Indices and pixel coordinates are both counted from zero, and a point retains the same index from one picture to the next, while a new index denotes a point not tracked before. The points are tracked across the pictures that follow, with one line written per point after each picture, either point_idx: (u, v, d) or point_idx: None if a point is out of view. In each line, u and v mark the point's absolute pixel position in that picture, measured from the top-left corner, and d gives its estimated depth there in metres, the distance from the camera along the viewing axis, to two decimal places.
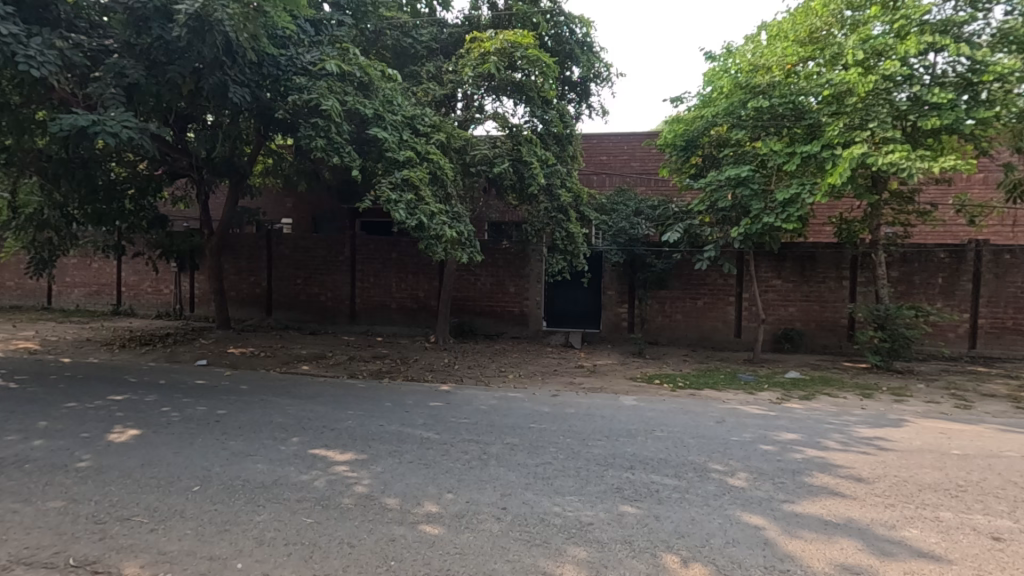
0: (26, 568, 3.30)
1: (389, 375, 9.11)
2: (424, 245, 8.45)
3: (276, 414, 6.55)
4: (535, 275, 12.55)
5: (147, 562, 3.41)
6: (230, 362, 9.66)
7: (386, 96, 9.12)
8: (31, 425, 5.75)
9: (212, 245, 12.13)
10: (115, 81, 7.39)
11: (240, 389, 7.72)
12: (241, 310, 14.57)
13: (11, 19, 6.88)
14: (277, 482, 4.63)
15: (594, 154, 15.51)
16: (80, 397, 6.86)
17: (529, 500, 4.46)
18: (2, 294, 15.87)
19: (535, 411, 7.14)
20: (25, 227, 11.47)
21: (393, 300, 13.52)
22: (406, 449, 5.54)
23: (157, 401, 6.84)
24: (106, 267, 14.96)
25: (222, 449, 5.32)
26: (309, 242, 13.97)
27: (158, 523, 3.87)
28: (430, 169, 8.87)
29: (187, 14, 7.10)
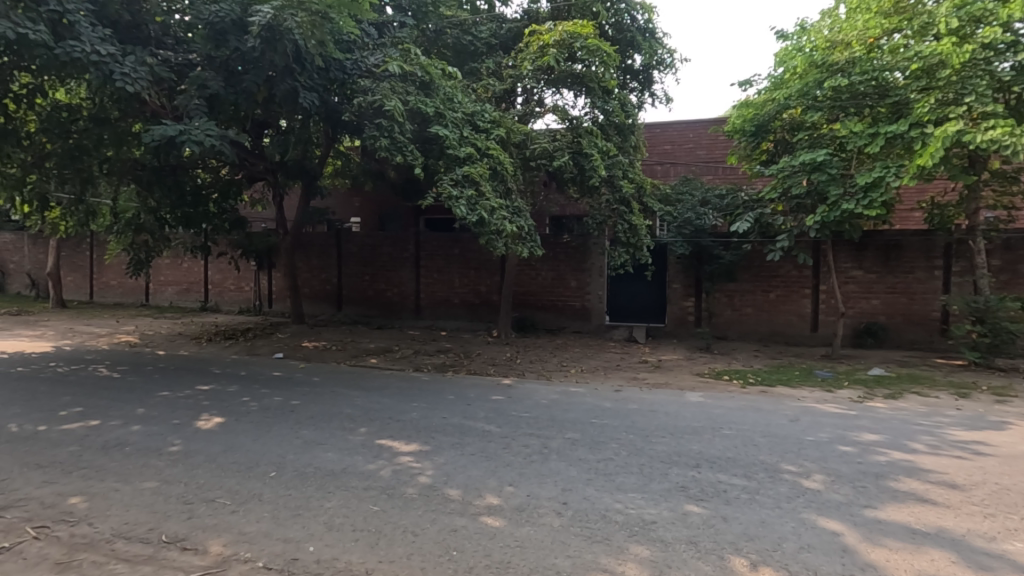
0: (126, 543, 3.61)
1: (452, 369, 9.26)
2: (485, 240, 8.55)
3: (345, 405, 6.82)
4: (597, 269, 12.40)
5: (229, 541, 3.65)
6: (304, 355, 10.15)
7: (447, 94, 9.25)
8: (130, 411, 6.29)
9: (287, 245, 12.75)
10: (199, 93, 7.92)
11: (313, 381, 8.10)
12: (314, 306, 15.26)
13: (109, 41, 7.51)
14: (346, 470, 4.83)
15: (657, 143, 15.09)
16: (172, 387, 7.45)
17: (591, 496, 4.41)
18: (107, 292, 17.45)
19: (596, 406, 7.05)
20: (125, 231, 12.57)
21: (456, 296, 13.74)
22: (468, 441, 5.63)
23: (238, 392, 7.30)
24: (194, 267, 16.11)
25: (295, 437, 5.61)
26: (376, 240, 14.47)
27: (239, 506, 4.13)
28: (491, 164, 8.93)
29: (261, 25, 7.49)
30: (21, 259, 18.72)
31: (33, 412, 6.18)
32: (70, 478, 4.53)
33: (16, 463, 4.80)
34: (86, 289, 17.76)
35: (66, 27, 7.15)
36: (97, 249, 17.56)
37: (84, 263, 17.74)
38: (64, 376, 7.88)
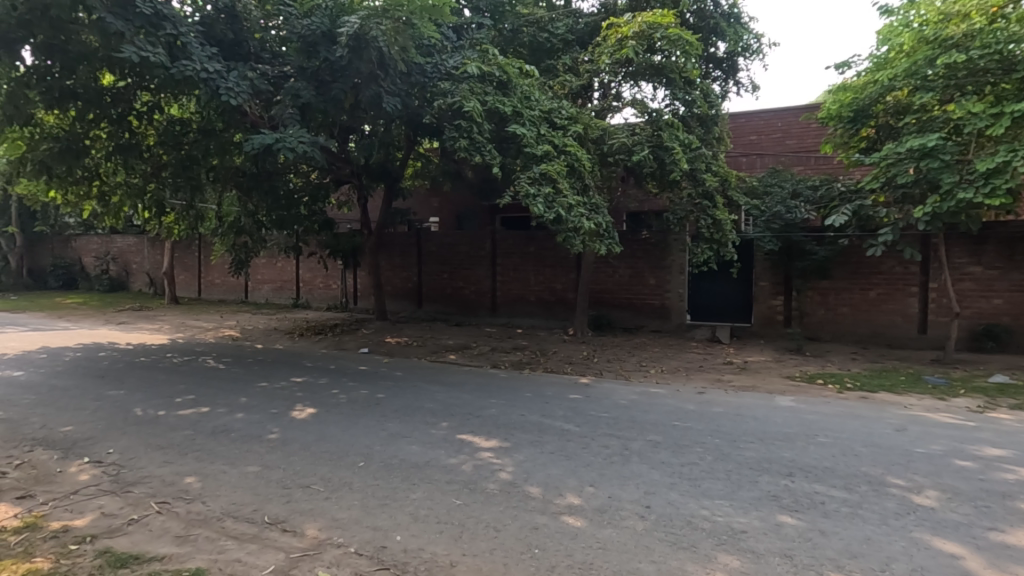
0: (234, 521, 3.91)
1: (529, 366, 9.30)
2: (562, 237, 8.52)
3: (427, 400, 7.03)
4: (677, 266, 12.02)
5: (324, 526, 3.85)
6: (387, 350, 10.57)
7: (524, 92, 9.28)
8: (234, 400, 6.81)
9: (371, 244, 13.31)
10: (292, 103, 8.42)
11: (395, 375, 8.42)
12: (395, 303, 15.84)
13: (215, 59, 8.14)
14: (429, 463, 4.97)
15: (742, 134, 14.37)
16: (270, 378, 8.00)
17: (675, 501, 4.27)
18: (213, 290, 19.02)
19: (678, 408, 6.83)
20: (228, 233, 13.64)
21: (532, 293, 13.78)
22: (547, 440, 5.63)
23: (329, 384, 7.72)
24: (287, 266, 17.21)
25: (381, 429, 5.84)
26: (454, 239, 14.81)
27: (332, 492, 4.36)
28: (568, 161, 8.88)
29: (348, 35, 7.87)
30: (141, 260, 20.81)
31: (153, 398, 6.84)
32: (185, 459, 4.97)
33: (141, 443, 5.33)
34: (195, 287, 19.47)
35: (180, 48, 7.82)
36: (204, 250, 19.20)
37: (193, 263, 19.44)
38: (179, 366, 8.66)
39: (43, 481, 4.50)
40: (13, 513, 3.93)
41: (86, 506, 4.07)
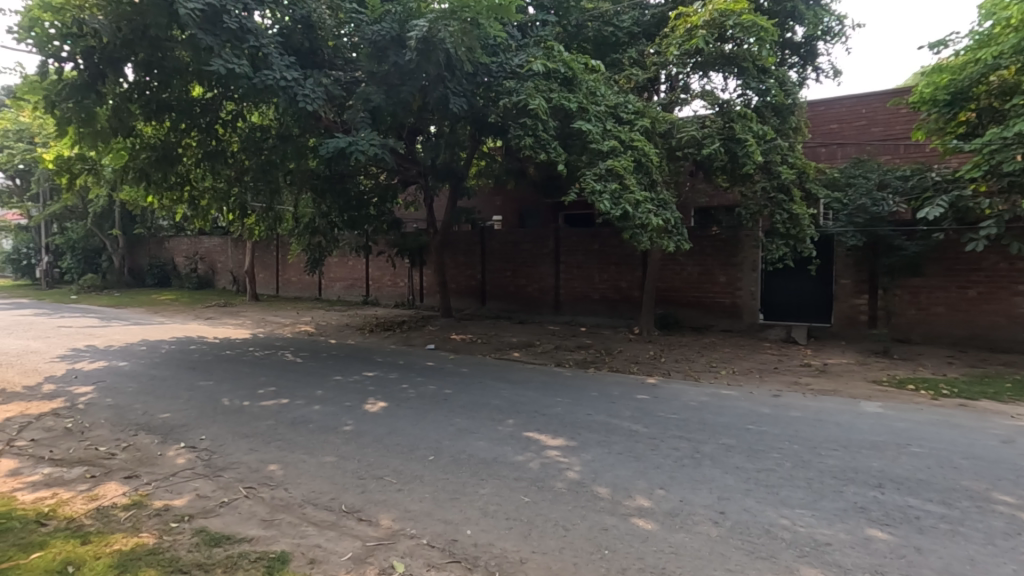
0: (314, 508, 4.09)
1: (595, 365, 9.20)
2: (629, 234, 8.37)
3: (493, 396, 7.10)
4: (749, 263, 11.53)
5: (397, 516, 3.97)
6: (453, 347, 10.77)
7: (590, 88, 9.16)
8: (312, 393, 7.16)
9: (436, 243, 13.59)
10: (364, 107, 8.75)
11: (461, 372, 8.57)
12: (460, 301, 16.11)
13: (293, 68, 8.57)
14: (496, 459, 5.02)
15: (822, 123, 13.58)
16: (343, 372, 8.34)
17: (751, 508, 4.09)
18: (289, 288, 20.08)
19: (752, 411, 6.55)
20: (304, 234, 14.35)
21: (596, 291, 13.62)
22: (615, 440, 5.55)
23: (398, 379, 7.96)
24: (358, 264, 17.89)
25: (450, 424, 5.95)
26: (517, 237, 14.88)
27: (404, 484, 4.49)
28: (635, 156, 8.69)
29: (417, 39, 8.07)
30: (225, 259, 22.26)
31: (239, 389, 7.29)
32: (269, 448, 5.26)
33: (229, 431, 5.69)
34: (273, 285, 20.60)
35: (262, 59, 8.28)
36: (281, 250, 20.28)
37: (271, 262, 20.59)
38: (261, 360, 9.20)
39: (146, 463, 4.89)
40: (121, 491, 4.30)
41: (183, 488, 4.39)
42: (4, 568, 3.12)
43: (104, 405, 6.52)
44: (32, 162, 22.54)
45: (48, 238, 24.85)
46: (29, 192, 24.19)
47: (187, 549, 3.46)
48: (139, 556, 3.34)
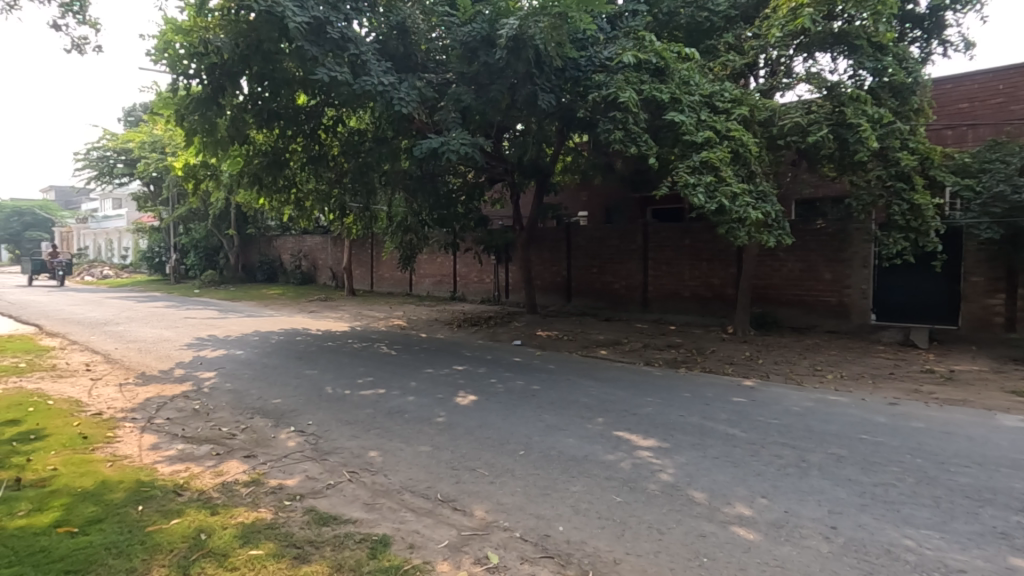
0: (411, 496, 4.26)
1: (686, 365, 8.88)
2: (725, 229, 7.99)
3: (581, 394, 7.05)
4: (859, 259, 10.63)
5: (490, 508, 4.04)
6: (539, 343, 10.81)
7: (683, 77, 8.82)
8: (406, 384, 7.47)
9: (522, 240, 13.70)
10: (454, 107, 9.00)
11: (548, 368, 8.59)
12: (545, 297, 16.13)
13: (390, 72, 8.97)
14: (587, 457, 4.97)
15: (948, 103, 12.23)
16: (435, 365, 8.63)
17: (868, 525, 3.77)
18: (382, 284, 21.08)
19: (865, 420, 6.03)
20: (397, 232, 15.00)
21: (687, 289, 13.13)
22: (710, 444, 5.32)
23: (487, 373, 8.11)
24: (446, 261, 18.43)
25: (538, 420, 5.98)
26: (604, 233, 14.67)
27: (496, 477, 4.57)
28: (732, 147, 8.27)
29: (508, 37, 8.20)
30: (326, 257, 23.76)
31: (340, 378, 7.76)
32: (369, 435, 5.54)
33: (333, 418, 6.06)
34: (368, 281, 21.72)
35: (361, 65, 8.73)
36: (376, 247, 21.35)
37: (366, 260, 21.71)
38: (359, 351, 9.73)
39: (262, 444, 5.33)
40: (242, 469, 4.70)
41: (294, 469, 4.73)
42: (150, 530, 3.51)
43: (225, 390, 7.18)
44: (164, 169, 25.25)
45: (176, 238, 27.75)
46: (160, 197, 27.11)
47: (299, 526, 3.72)
48: (259, 529, 3.63)
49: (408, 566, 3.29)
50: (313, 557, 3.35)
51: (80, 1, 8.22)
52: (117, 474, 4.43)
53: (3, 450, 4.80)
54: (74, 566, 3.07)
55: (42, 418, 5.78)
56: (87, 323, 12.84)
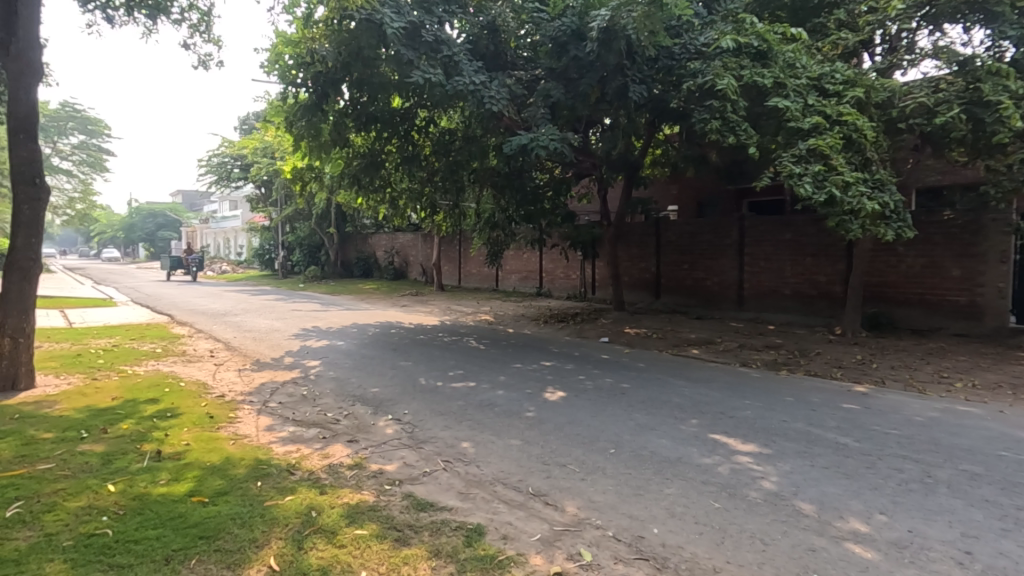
0: (504, 488, 4.33)
1: (787, 367, 8.33)
2: (835, 221, 7.42)
3: (673, 393, 6.83)
4: (996, 254, 9.46)
5: (582, 505, 4.01)
6: (627, 341, 10.58)
7: (788, 60, 8.29)
8: (495, 378, 7.61)
9: (609, 235, 13.47)
10: (544, 103, 9.04)
11: (638, 366, 8.40)
12: (633, 294, 15.78)
13: (481, 71, 9.16)
14: (682, 460, 4.80)
15: None
16: (522, 360, 8.71)
17: (1011, 553, 3.34)
18: (470, 279, 21.61)
19: (1004, 435, 5.36)
20: (485, 228, 15.31)
21: (788, 286, 12.33)
22: (818, 452, 4.96)
23: (575, 370, 8.08)
24: (532, 257, 18.58)
25: (629, 419, 5.85)
26: (696, 228, 14.08)
27: (587, 474, 4.53)
28: (844, 132, 7.64)
29: (599, 29, 8.11)
30: (417, 253, 24.70)
31: (433, 370, 8.04)
32: (461, 426, 5.70)
33: (427, 408, 6.29)
34: (456, 277, 22.33)
35: (454, 66, 8.97)
36: (464, 244, 21.91)
37: (455, 256, 22.35)
38: (449, 345, 10.04)
39: (363, 430, 5.63)
40: (346, 452, 4.99)
41: (393, 455, 4.96)
42: (268, 505, 3.82)
43: (329, 377, 7.67)
44: (273, 173, 27.37)
45: (284, 237, 30.05)
46: (270, 199, 29.47)
47: (399, 510, 3.89)
48: (362, 510, 3.84)
49: (502, 556, 3.34)
50: (413, 540, 3.49)
51: (206, 22, 9.07)
52: (239, 451, 4.86)
53: (146, 425, 5.42)
54: (206, 532, 3.40)
55: (176, 397, 6.48)
56: (210, 314, 14.21)
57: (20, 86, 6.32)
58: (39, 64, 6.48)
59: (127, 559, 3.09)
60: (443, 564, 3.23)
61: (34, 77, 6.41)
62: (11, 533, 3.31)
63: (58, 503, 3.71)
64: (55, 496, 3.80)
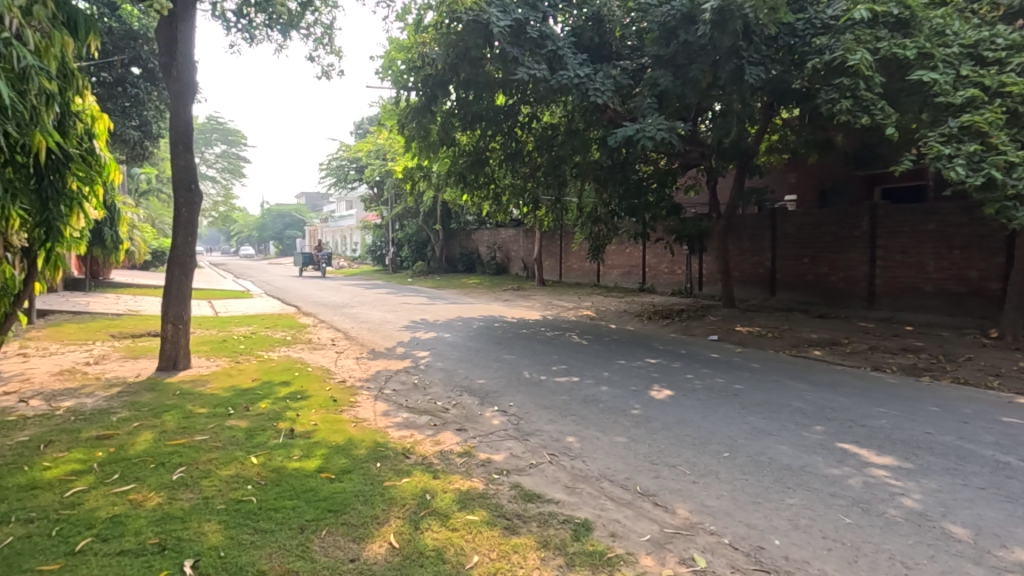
0: (611, 485, 4.27)
1: (929, 374, 7.43)
2: (994, 208, 6.52)
3: (793, 397, 6.36)
4: None
5: (694, 509, 3.85)
6: (738, 339, 10.01)
7: (936, 27, 7.47)
8: (599, 373, 7.53)
9: (719, 228, 12.78)
10: (651, 92, 8.77)
11: (752, 366, 7.92)
12: (744, 290, 14.90)
13: (586, 64, 9.09)
14: (805, 469, 4.45)
15: None
16: (627, 357, 8.54)
17: None
18: (571, 274, 21.56)
19: None
20: (587, 222, 15.19)
21: (929, 282, 11.00)
22: (971, 470, 4.38)
23: (683, 368, 7.78)
24: (635, 252, 18.18)
25: (744, 422, 5.53)
26: (819, 219, 13.02)
27: (698, 477, 4.34)
28: (1006, 105, 6.72)
29: (712, 10, 7.71)
30: (519, 248, 25.10)
31: (536, 364, 8.11)
32: (566, 421, 5.70)
33: (532, 401, 6.37)
34: (557, 272, 22.38)
35: (558, 60, 8.98)
36: (565, 239, 21.91)
37: (556, 251, 22.41)
38: (552, 339, 10.08)
39: (471, 419, 5.82)
40: (455, 440, 5.18)
41: (500, 446, 5.07)
42: (387, 485, 4.07)
43: (438, 368, 8.01)
44: (385, 173, 29.04)
45: (394, 234, 31.83)
46: (382, 198, 31.33)
47: (507, 499, 3.97)
48: (473, 497, 3.96)
49: (611, 553, 3.29)
50: (521, 530, 3.54)
51: (329, 35, 9.78)
52: (360, 433, 5.23)
53: (280, 405, 5.98)
54: (334, 506, 3.68)
55: (304, 381, 7.11)
56: (331, 306, 15.40)
57: (179, 104, 7.21)
58: (193, 84, 7.36)
59: (270, 524, 3.43)
60: (552, 556, 3.25)
61: (188, 95, 7.27)
62: (176, 494, 3.80)
63: (212, 471, 4.20)
64: (210, 464, 4.31)
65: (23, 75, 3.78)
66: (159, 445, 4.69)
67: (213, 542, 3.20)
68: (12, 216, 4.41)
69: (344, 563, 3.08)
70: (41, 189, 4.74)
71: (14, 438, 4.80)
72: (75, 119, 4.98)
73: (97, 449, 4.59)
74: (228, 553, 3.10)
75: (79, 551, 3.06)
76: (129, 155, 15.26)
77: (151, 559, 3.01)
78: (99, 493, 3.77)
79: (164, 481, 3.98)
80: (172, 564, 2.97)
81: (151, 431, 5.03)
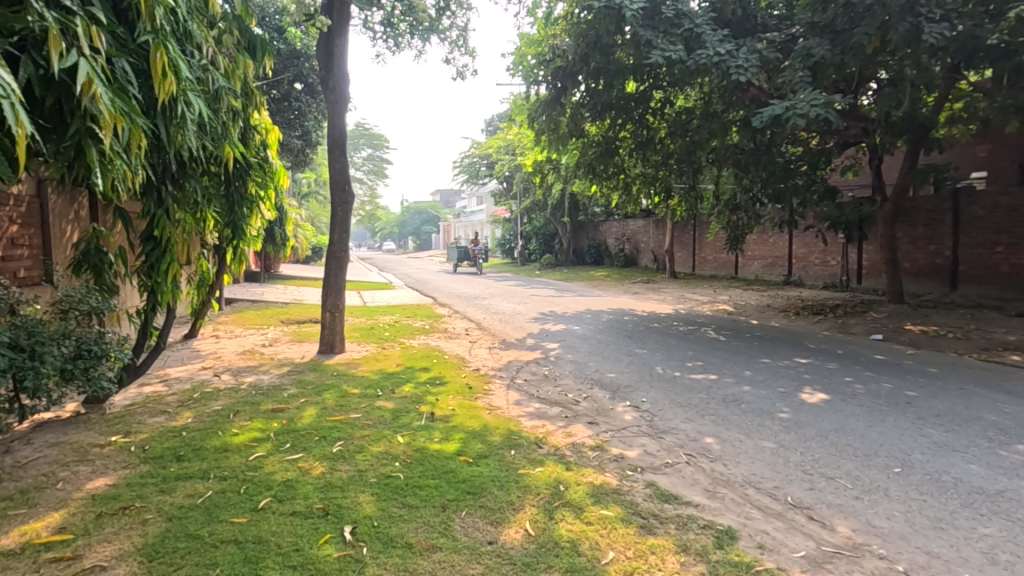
0: (757, 492, 3.96)
1: None
2: None
3: (986, 409, 5.41)
4: None
5: (859, 528, 3.43)
6: (909, 340, 8.76)
7: None
8: (740, 372, 7.04)
9: (885, 212, 11.25)
10: (803, 64, 7.96)
11: (928, 371, 6.89)
12: (916, 283, 13.03)
13: (727, 40, 8.51)
14: (1004, 494, 3.77)
15: None
16: (772, 355, 7.88)
17: None
18: (706, 266, 20.40)
19: None
20: (725, 210, 14.29)
21: None
22: None
23: (840, 370, 6.99)
24: (780, 241, 16.75)
25: (921, 434, 4.82)
26: (1020, 198, 11.00)
27: (863, 493, 3.86)
28: None
29: None
30: (649, 240, 24.36)
31: (670, 359, 7.79)
32: (704, 420, 5.39)
33: (667, 398, 6.12)
34: (690, 263, 21.32)
35: (696, 39, 8.51)
36: (699, 229, 20.82)
37: (689, 242, 21.36)
38: (686, 334, 9.62)
39: (602, 413, 5.75)
40: (587, 433, 5.14)
41: (633, 442, 4.93)
42: (521, 472, 4.16)
43: (568, 360, 8.02)
44: (515, 168, 29.74)
45: (523, 227, 32.47)
46: (512, 193, 32.17)
47: (643, 497, 3.85)
48: (607, 492, 3.90)
49: (759, 566, 3.05)
50: (659, 530, 3.42)
51: (463, 36, 10.18)
52: (494, 420, 5.41)
53: (421, 389, 6.39)
54: (472, 488, 3.84)
55: (442, 367, 7.54)
56: (465, 297, 16.11)
57: (335, 112, 7.95)
58: (347, 94, 8.08)
59: (415, 500, 3.67)
60: (693, 562, 3.08)
61: (342, 105, 7.99)
62: (336, 465, 4.21)
63: (365, 446, 4.60)
64: (363, 440, 4.73)
65: (217, 95, 4.40)
66: (321, 420, 5.24)
67: (368, 512, 3.49)
68: (208, 218, 5.16)
69: (482, 544, 3.19)
70: (230, 194, 5.50)
71: (210, 407, 5.65)
72: (254, 132, 5.71)
73: (273, 420, 5.25)
74: (380, 524, 3.36)
75: (261, 509, 3.51)
76: (294, 162, 17.24)
77: (317, 522, 3.37)
78: (275, 459, 4.31)
79: (326, 453, 4.44)
80: (334, 528, 3.30)
81: (315, 407, 5.65)
